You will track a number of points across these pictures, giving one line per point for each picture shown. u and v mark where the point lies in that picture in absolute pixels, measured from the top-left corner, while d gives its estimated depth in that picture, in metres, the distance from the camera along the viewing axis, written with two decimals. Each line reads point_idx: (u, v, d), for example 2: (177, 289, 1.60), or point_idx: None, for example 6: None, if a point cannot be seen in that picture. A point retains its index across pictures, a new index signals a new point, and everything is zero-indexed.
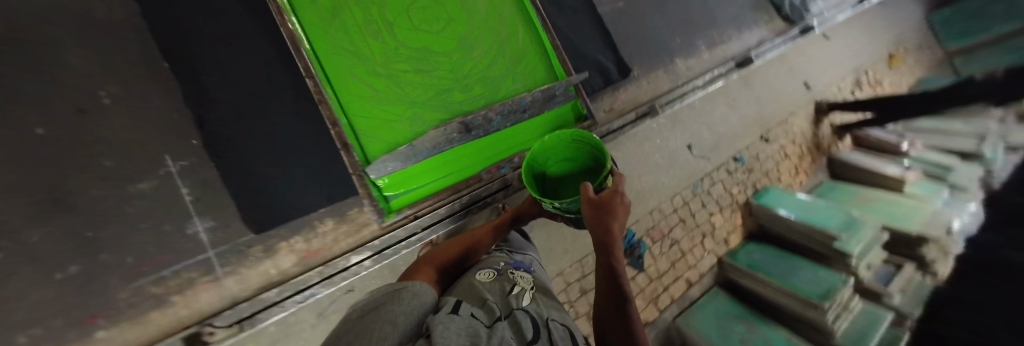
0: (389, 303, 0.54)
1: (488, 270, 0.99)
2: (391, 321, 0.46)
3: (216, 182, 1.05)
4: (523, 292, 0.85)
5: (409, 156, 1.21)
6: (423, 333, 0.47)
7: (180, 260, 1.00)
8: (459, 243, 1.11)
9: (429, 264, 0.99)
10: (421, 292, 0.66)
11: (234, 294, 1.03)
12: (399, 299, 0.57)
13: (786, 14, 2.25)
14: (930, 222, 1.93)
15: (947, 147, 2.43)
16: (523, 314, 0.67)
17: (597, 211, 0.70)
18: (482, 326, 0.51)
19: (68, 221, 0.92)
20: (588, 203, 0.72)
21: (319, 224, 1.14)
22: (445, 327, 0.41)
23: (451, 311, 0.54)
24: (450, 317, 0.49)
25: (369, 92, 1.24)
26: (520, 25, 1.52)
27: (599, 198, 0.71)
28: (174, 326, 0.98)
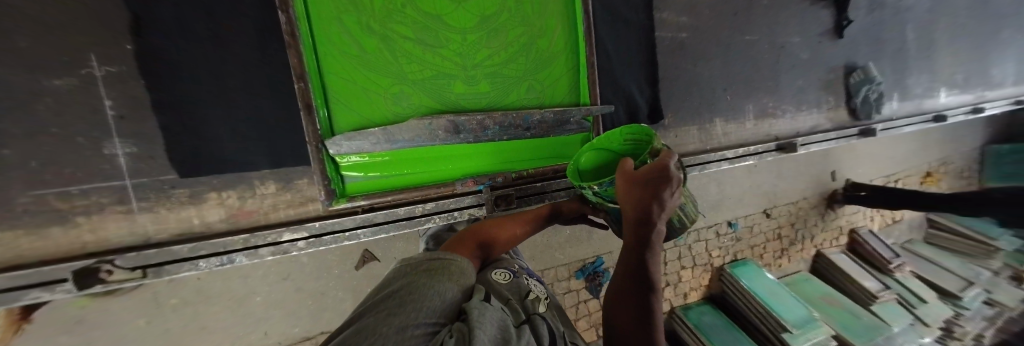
0: (437, 272, 0.62)
1: (503, 269, 0.92)
2: (433, 296, 0.53)
3: (147, 105, 0.88)
4: (540, 301, 0.83)
5: (381, 141, 1.08)
6: (459, 315, 0.52)
7: (89, 180, 0.87)
8: (500, 224, 1.06)
9: (471, 237, 0.95)
10: (465, 263, 0.73)
11: (147, 233, 0.93)
12: (446, 270, 0.65)
13: (855, 106, 1.98)
14: (857, 329, 2.69)
15: (846, 263, 3.12)
16: (541, 321, 0.68)
17: (631, 189, 0.67)
18: (513, 326, 0.54)
19: None
20: (624, 177, 0.71)
21: (260, 185, 1.02)
22: (480, 314, 0.49)
23: (485, 299, 0.59)
24: (484, 307, 0.53)
25: (356, 52, 1.06)
26: (557, 26, 1.30)
27: (637, 173, 0.67)
28: (73, 250, 0.87)
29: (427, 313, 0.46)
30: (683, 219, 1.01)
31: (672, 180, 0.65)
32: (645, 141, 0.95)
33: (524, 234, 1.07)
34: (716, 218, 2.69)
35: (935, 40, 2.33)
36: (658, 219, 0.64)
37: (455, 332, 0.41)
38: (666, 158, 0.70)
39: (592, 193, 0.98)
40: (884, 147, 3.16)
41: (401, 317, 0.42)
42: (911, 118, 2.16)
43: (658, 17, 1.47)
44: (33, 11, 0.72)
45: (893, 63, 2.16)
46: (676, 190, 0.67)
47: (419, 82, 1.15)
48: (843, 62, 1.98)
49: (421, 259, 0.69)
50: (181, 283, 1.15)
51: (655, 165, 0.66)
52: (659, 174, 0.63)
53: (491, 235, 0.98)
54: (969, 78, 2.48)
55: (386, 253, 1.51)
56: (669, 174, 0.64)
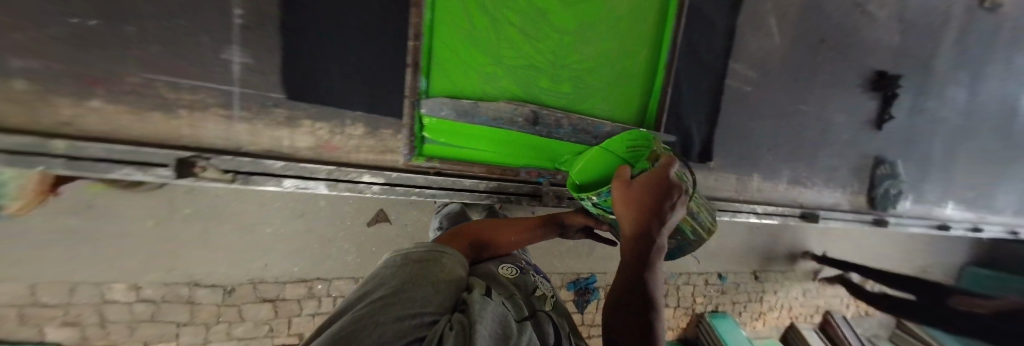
0: (433, 264, 0.58)
1: (510, 264, 0.93)
2: (429, 290, 0.48)
3: (273, 22, 0.91)
4: (546, 299, 0.85)
5: (467, 113, 1.15)
6: (458, 307, 0.48)
7: (203, 79, 0.90)
8: (498, 228, 1.06)
9: (466, 234, 0.96)
10: (461, 256, 0.70)
11: (239, 141, 0.97)
12: (440, 263, 0.60)
13: (874, 196, 2.10)
14: None
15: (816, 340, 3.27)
16: (546, 320, 0.67)
17: (631, 197, 0.70)
18: (516, 323, 0.50)
19: None
20: (622, 184, 0.75)
21: (349, 125, 1.06)
22: (484, 307, 0.46)
23: (486, 294, 0.55)
24: (485, 303, 0.48)
25: (466, 25, 1.11)
26: (644, 50, 1.37)
27: (635, 183, 0.71)
28: (171, 138, 0.91)
29: (424, 305, 0.42)
30: (696, 230, 1.09)
31: (676, 189, 0.68)
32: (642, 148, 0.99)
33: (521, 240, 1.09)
34: (710, 267, 2.81)
35: (956, 155, 2.48)
36: (658, 233, 0.66)
37: (456, 325, 0.37)
38: (665, 165, 0.73)
39: (592, 204, 1.05)
40: (879, 241, 3.33)
41: (399, 309, 0.38)
42: (919, 220, 2.30)
43: (731, 67, 1.56)
44: None
45: (916, 166, 2.29)
46: (677, 202, 0.69)
47: (512, 68, 1.21)
48: (875, 154, 2.10)
49: (419, 248, 0.64)
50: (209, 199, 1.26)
51: (654, 175, 0.70)
52: (659, 183, 0.68)
53: (487, 235, 1.00)
54: (977, 197, 2.63)
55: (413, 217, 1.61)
56: (670, 183, 0.68)
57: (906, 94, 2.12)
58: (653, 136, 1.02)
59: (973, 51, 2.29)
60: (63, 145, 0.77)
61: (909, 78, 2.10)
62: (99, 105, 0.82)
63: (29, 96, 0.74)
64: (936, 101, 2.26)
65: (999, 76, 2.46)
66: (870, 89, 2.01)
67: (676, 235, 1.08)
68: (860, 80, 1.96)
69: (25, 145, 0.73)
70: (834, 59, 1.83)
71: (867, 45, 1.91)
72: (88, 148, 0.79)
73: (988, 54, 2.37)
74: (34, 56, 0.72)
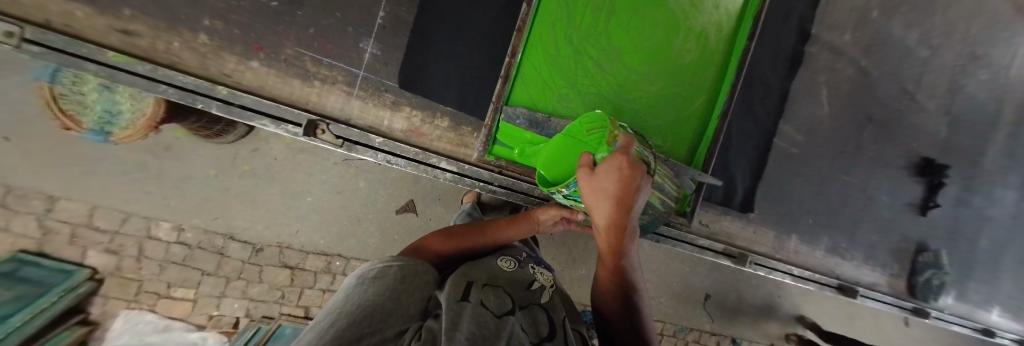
0: (395, 278, 0.66)
1: (507, 257, 1.10)
2: (394, 302, 0.57)
3: (406, 27, 1.12)
4: (544, 290, 0.98)
5: (538, 124, 1.24)
6: (427, 318, 0.57)
7: (339, 60, 1.10)
8: (464, 236, 1.10)
9: (427, 248, 1.00)
10: (423, 264, 0.80)
11: (348, 114, 1.12)
12: (401, 280, 0.67)
13: (916, 283, 2.02)
14: None
15: None
16: (536, 311, 0.79)
17: (600, 196, 0.63)
18: (493, 319, 0.57)
19: None
20: (588, 177, 0.65)
21: (438, 117, 1.21)
22: (451, 311, 0.53)
23: (462, 298, 0.61)
24: (460, 307, 0.56)
25: (553, 51, 1.28)
26: (702, 97, 1.49)
27: (602, 175, 0.61)
28: (300, 102, 1.09)
29: (393, 317, 0.51)
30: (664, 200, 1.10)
31: (640, 170, 0.64)
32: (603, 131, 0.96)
33: (491, 244, 1.12)
34: (724, 328, 2.72)
35: (1006, 260, 2.37)
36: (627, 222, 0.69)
37: (423, 333, 0.45)
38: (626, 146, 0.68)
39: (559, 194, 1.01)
40: (913, 338, 3.11)
41: (364, 325, 0.45)
42: (963, 319, 2.18)
43: (780, 128, 1.65)
44: None
45: (960, 262, 2.21)
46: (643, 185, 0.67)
47: (584, 93, 1.35)
48: (916, 241, 2.06)
49: (379, 265, 0.72)
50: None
51: (620, 160, 0.61)
52: (628, 173, 0.61)
53: (454, 245, 1.05)
54: None
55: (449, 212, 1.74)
56: (637, 168, 0.63)
57: (951, 187, 2.11)
58: (608, 117, 1.02)
59: None
60: (223, 91, 0.97)
61: (957, 170, 2.10)
62: (255, 66, 1.05)
63: (207, 48, 1.01)
64: (984, 197, 2.23)
65: None
66: (914, 174, 2.02)
67: (647, 210, 1.07)
68: (905, 163, 1.98)
69: (199, 87, 0.95)
70: (881, 138, 1.88)
71: (914, 131, 1.96)
72: (243, 96, 0.99)
73: None
74: (222, 20, 1.01)
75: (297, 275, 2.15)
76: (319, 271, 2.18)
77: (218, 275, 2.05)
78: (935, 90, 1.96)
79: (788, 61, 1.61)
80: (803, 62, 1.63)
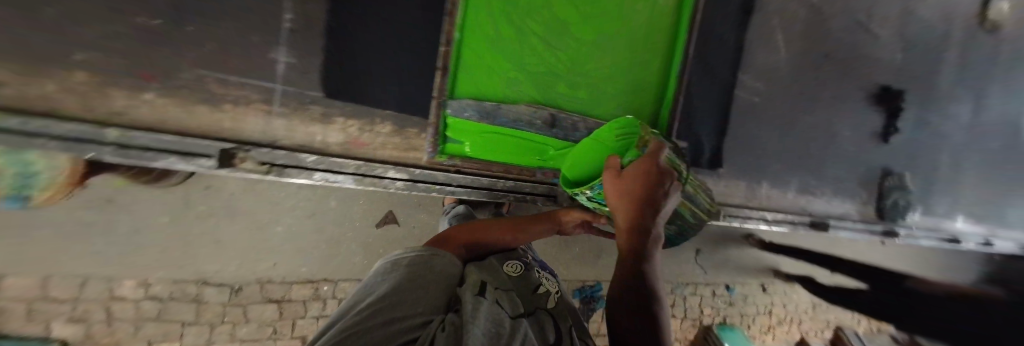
0: (423, 269, 0.75)
1: (514, 261, 1.05)
2: (418, 293, 0.67)
3: (317, 27, 0.96)
4: (549, 296, 0.93)
5: (489, 113, 1.20)
6: (451, 308, 0.67)
7: (250, 77, 0.96)
8: (491, 231, 1.12)
9: (461, 236, 1.05)
10: (450, 259, 0.85)
11: (275, 135, 1.02)
12: (428, 269, 0.76)
13: (884, 207, 2.11)
14: None
15: None
16: (541, 314, 0.80)
17: (626, 192, 0.88)
18: (508, 318, 0.64)
19: None
20: (617, 180, 0.92)
21: (377, 124, 1.11)
22: (471, 309, 0.62)
23: (479, 293, 0.70)
24: (477, 301, 0.65)
25: (494, 32, 1.16)
26: (659, 60, 1.44)
27: (629, 177, 0.89)
28: (216, 130, 0.98)
29: (419, 308, 0.62)
30: (694, 215, 1.25)
31: (659, 171, 0.90)
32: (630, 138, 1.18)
33: (513, 240, 1.15)
34: (717, 277, 2.79)
35: (965, 171, 2.50)
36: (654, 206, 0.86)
37: (446, 327, 0.56)
38: (652, 160, 0.93)
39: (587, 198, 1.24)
40: (886, 257, 3.31)
41: (394, 315, 0.56)
42: (929, 232, 2.30)
43: (740, 80, 1.62)
44: None
45: (924, 181, 2.31)
46: (666, 182, 0.89)
47: (534, 74, 1.27)
48: (883, 167, 2.13)
49: (404, 257, 0.79)
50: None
51: (643, 162, 0.91)
52: (650, 177, 0.87)
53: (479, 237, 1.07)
54: (991, 213, 2.60)
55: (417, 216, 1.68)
56: (657, 175, 0.89)
57: (911, 110, 2.17)
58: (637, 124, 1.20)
59: (976, 69, 2.34)
60: (116, 133, 0.83)
61: (914, 92, 2.15)
62: (152, 98, 0.87)
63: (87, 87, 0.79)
64: (939, 115, 2.30)
65: (1004, 93, 2.49)
66: (874, 103, 2.05)
67: (676, 220, 1.22)
68: (864, 94, 2.00)
69: (82, 133, 0.79)
70: (839, 72, 1.89)
71: (871, 60, 1.97)
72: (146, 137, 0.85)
73: (992, 69, 2.40)
74: (98, 51, 0.77)
75: (285, 307, 2.06)
76: (307, 299, 2.10)
77: (201, 323, 1.92)
78: (887, 16, 1.96)
79: (742, 7, 1.55)
80: (756, 6, 1.58)
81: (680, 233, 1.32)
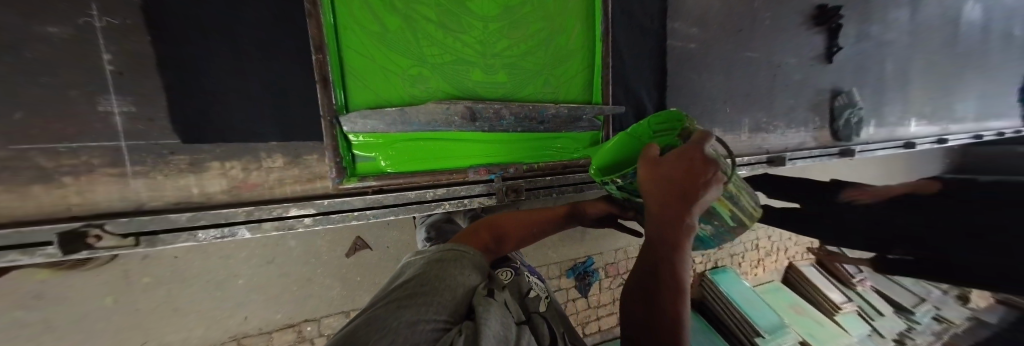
0: (447, 262, 0.58)
1: (506, 268, 0.93)
2: (446, 288, 0.50)
3: (151, 63, 0.83)
4: (540, 300, 0.86)
5: (396, 121, 1.07)
6: (469, 312, 0.50)
7: (78, 139, 0.80)
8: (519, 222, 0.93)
9: (486, 225, 0.87)
10: (485, 258, 0.69)
11: (139, 199, 0.87)
12: (457, 262, 0.59)
13: (837, 128, 2.12)
14: None
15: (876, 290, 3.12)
16: (540, 320, 0.70)
17: (659, 182, 0.54)
18: (515, 326, 0.52)
19: None
20: (647, 166, 0.57)
21: (267, 159, 0.98)
22: (487, 311, 0.47)
23: (488, 293, 0.56)
24: (489, 302, 0.51)
25: (376, 28, 1.03)
26: (578, 23, 1.32)
27: (667, 163, 0.54)
28: (55, 212, 0.80)
29: (440, 306, 0.44)
30: (738, 216, 0.81)
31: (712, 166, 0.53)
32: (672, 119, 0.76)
33: (541, 232, 0.97)
34: None
35: (910, 74, 2.52)
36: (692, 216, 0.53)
37: (466, 330, 0.39)
38: (704, 139, 0.57)
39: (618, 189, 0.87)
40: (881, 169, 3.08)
41: (413, 310, 0.40)
42: (885, 143, 2.32)
43: (671, 27, 1.53)
44: None
45: (872, 92, 2.33)
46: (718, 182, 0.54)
47: (438, 66, 1.14)
48: (831, 87, 2.12)
49: (426, 252, 0.63)
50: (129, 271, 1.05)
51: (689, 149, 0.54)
52: (699, 163, 0.52)
53: (507, 225, 0.90)
54: (938, 110, 2.66)
55: (380, 241, 1.47)
56: (710, 161, 0.53)
57: (849, 22, 2.13)
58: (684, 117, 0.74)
59: None
60: None
61: (850, 6, 2.12)
62: None
63: None
64: (879, 26, 2.29)
65: None
66: (814, 25, 2.01)
67: (710, 221, 0.80)
68: (802, 16, 1.95)
69: None
70: None
71: None
72: None
73: None
74: None
75: None
76: None
77: None
78: None
79: None
80: None
81: (710, 238, 0.89)
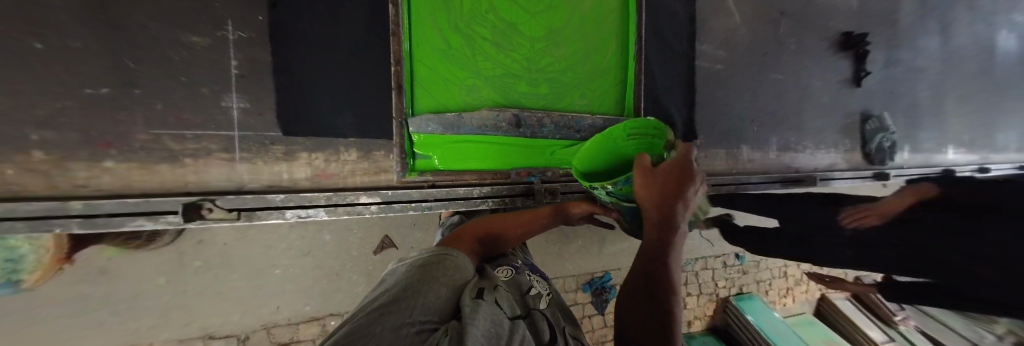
0: (433, 263, 0.57)
1: (506, 266, 0.90)
2: (433, 291, 0.48)
3: (265, 68, 1.04)
4: (541, 297, 0.84)
5: (453, 124, 1.22)
6: (456, 311, 0.49)
7: (205, 127, 0.99)
8: (502, 224, 0.98)
9: (471, 231, 0.89)
10: (469, 260, 0.67)
11: (241, 181, 1.03)
12: (442, 264, 0.58)
13: (868, 151, 2.12)
14: None
15: None
16: (540, 318, 0.70)
17: (653, 184, 0.62)
18: (506, 320, 0.53)
19: (135, 46, 0.91)
20: (643, 172, 0.66)
21: (343, 152, 1.13)
22: (475, 310, 0.48)
23: (478, 295, 0.56)
24: (477, 303, 0.51)
25: (441, 44, 1.20)
26: (613, 44, 1.45)
27: (661, 172, 0.62)
28: (179, 186, 0.98)
29: (429, 309, 0.43)
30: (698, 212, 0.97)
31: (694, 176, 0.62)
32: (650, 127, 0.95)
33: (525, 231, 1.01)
34: (725, 247, 2.60)
35: (945, 101, 2.49)
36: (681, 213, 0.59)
37: (449, 330, 0.39)
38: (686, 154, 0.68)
39: (605, 194, 0.96)
40: None
41: (395, 315, 0.38)
42: (922, 169, 2.26)
43: (699, 50, 1.64)
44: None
45: (904, 117, 2.31)
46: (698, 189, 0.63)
47: (488, 77, 1.28)
48: (859, 110, 2.14)
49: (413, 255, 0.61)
50: (206, 245, 1.22)
51: (676, 160, 0.64)
52: (687, 172, 0.61)
53: (491, 229, 0.93)
54: (978, 138, 2.58)
55: (403, 241, 1.56)
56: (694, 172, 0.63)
57: (877, 49, 2.17)
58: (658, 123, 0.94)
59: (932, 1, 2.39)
60: (79, 205, 0.84)
61: (876, 34, 2.17)
62: (114, 165, 0.92)
63: (47, 165, 0.86)
64: (909, 53, 2.32)
65: (965, 20, 2.52)
66: (839, 50, 2.06)
67: None
68: (827, 42, 2.02)
69: (50, 210, 0.82)
70: (797, 26, 1.90)
71: (828, 9, 2.00)
72: (104, 204, 0.86)
73: (947, 2, 2.46)
74: (51, 129, 0.86)
75: None
76: None
77: None
78: None
79: None
80: None
81: None
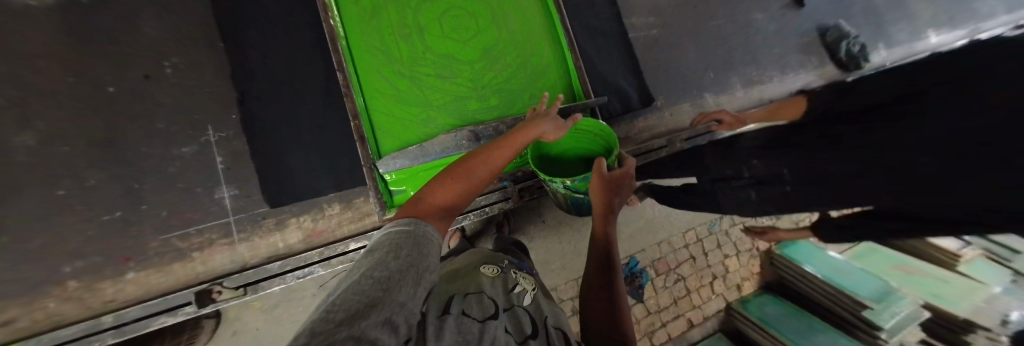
0: (410, 252, 0.45)
1: (489, 265, 0.90)
2: (403, 311, 0.35)
3: (244, 155, 1.19)
4: (525, 292, 0.82)
5: (418, 155, 1.26)
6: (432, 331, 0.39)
7: (204, 220, 1.13)
8: (454, 176, 0.67)
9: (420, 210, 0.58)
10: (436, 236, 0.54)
11: (244, 259, 1.14)
12: (418, 249, 0.46)
13: (840, 61, 2.08)
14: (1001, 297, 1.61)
15: None
16: (520, 314, 0.67)
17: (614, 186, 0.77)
18: (476, 332, 0.50)
19: (140, 170, 1.10)
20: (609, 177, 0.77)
21: (327, 207, 1.24)
22: None
23: (444, 312, 0.55)
24: None
25: (391, 90, 1.34)
26: (546, 45, 1.54)
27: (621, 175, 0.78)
28: (191, 278, 1.09)
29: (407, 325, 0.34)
30: None
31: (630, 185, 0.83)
32: (601, 128, 0.97)
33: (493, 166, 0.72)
34: None
35: None
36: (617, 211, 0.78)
37: None
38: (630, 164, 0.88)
39: (561, 186, 0.94)
40: None
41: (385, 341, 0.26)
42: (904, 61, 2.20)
43: (627, 23, 1.76)
44: (191, 107, 1.17)
45: (863, 20, 2.30)
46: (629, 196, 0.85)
47: (441, 106, 1.39)
48: (814, 27, 2.14)
49: (383, 251, 0.43)
50: (237, 337, 1.31)
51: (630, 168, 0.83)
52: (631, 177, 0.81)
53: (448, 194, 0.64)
54: (956, 14, 2.50)
55: None
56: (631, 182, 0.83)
57: None
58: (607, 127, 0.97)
59: None
60: (109, 317, 0.96)
61: None
62: (135, 274, 1.05)
63: (82, 289, 1.01)
64: None
65: None
66: None
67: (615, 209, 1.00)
68: None
69: (87, 329, 0.94)
70: None
71: None
72: (129, 310, 0.97)
73: None
74: (88, 255, 1.03)
75: None
76: None
77: None
78: None
79: None
80: None
81: None
